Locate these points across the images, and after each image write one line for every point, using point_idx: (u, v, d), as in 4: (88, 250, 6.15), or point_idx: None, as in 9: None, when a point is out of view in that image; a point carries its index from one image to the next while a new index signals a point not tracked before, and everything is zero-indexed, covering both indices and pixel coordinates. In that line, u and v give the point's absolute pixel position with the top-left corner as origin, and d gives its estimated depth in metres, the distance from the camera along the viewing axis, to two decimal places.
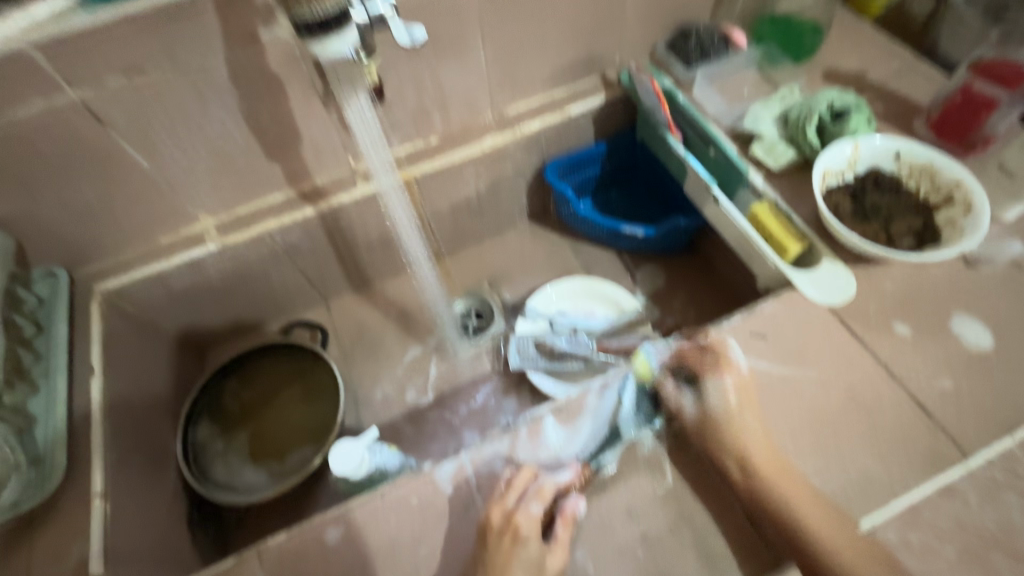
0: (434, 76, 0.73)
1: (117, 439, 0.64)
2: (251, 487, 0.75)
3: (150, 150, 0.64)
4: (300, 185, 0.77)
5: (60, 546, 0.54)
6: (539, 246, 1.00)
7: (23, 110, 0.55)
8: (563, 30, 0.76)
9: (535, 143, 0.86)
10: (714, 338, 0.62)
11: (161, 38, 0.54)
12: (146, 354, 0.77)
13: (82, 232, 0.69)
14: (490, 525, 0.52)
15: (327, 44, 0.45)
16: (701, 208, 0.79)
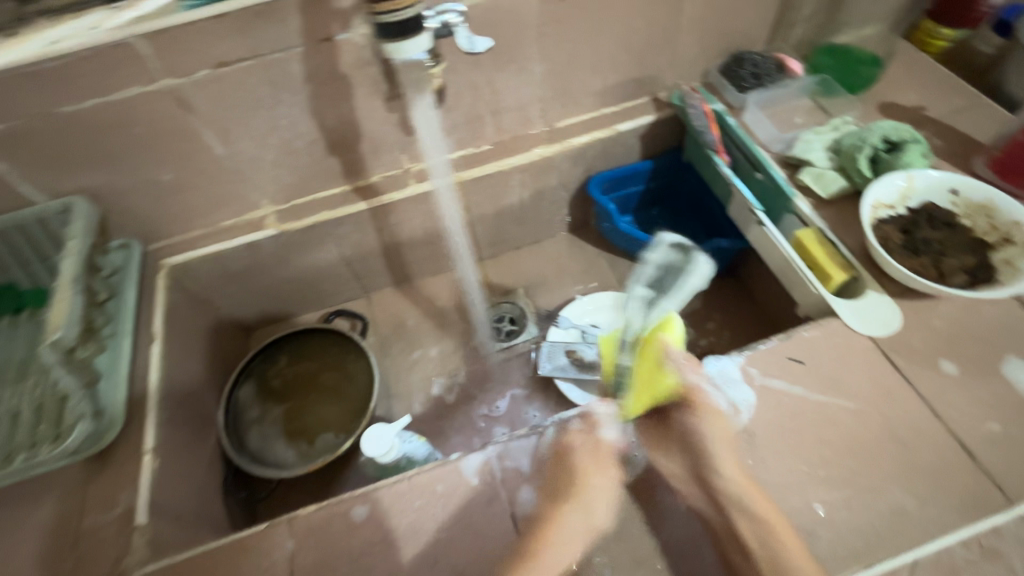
0: (491, 85, 0.76)
1: (168, 403, 0.68)
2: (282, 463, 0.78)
3: (225, 138, 0.69)
4: (355, 181, 0.81)
5: (111, 496, 0.58)
6: (577, 258, 1.01)
7: (123, 93, 0.60)
8: (619, 50, 0.78)
9: (582, 157, 0.88)
10: (748, 359, 0.61)
11: (248, 35, 0.59)
12: (200, 328, 0.82)
13: (157, 210, 0.74)
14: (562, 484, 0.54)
15: (402, 47, 0.48)
16: (744, 231, 0.80)
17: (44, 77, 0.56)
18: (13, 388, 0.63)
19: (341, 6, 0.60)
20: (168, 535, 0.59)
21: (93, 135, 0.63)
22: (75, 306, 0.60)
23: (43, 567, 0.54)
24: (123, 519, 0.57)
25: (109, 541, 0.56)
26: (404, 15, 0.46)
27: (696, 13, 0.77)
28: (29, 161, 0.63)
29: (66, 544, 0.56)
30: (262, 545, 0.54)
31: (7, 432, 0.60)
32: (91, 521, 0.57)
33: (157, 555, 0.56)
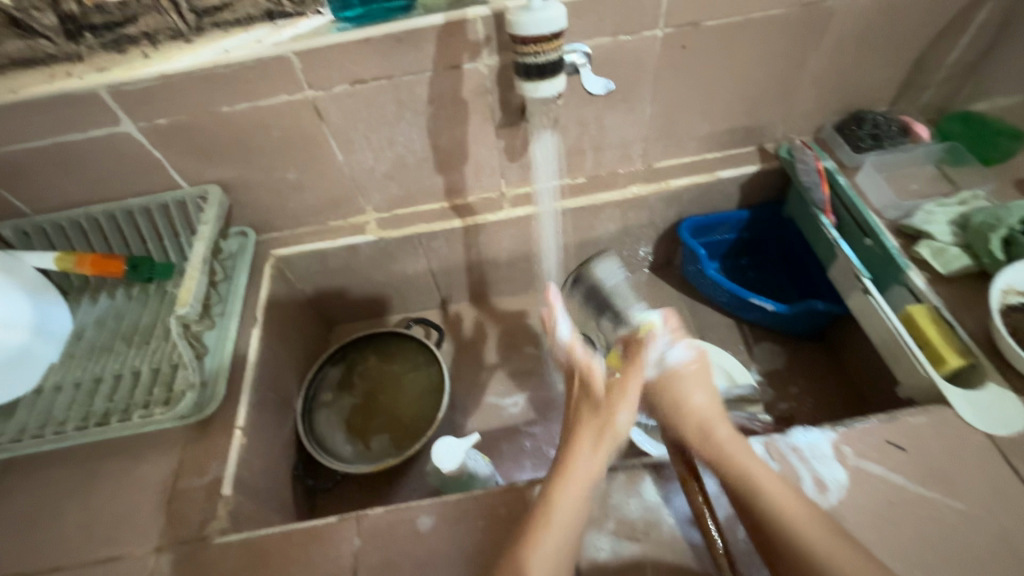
0: (599, 122, 0.77)
1: (260, 383, 0.73)
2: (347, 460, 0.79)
3: (347, 148, 0.74)
4: (454, 199, 0.85)
5: (203, 463, 0.63)
6: (655, 299, 1.00)
7: (270, 100, 0.66)
8: (733, 98, 0.77)
9: (677, 199, 0.88)
10: (842, 436, 0.58)
11: (387, 58, 0.64)
12: (293, 317, 0.87)
13: (276, 205, 0.81)
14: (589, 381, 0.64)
15: (538, 87, 0.49)
16: (844, 296, 0.76)
17: (211, 81, 0.63)
18: (137, 350, 0.70)
19: (474, 38, 0.63)
20: (245, 509, 0.63)
21: (238, 134, 0.70)
22: (200, 286, 0.66)
23: (140, 518, 0.60)
24: (211, 486, 0.61)
25: (196, 504, 0.60)
26: (546, 59, 0.48)
27: (819, 69, 0.75)
28: (182, 151, 0.71)
29: (160, 501, 0.61)
30: (331, 535, 0.57)
31: (127, 389, 0.67)
32: (183, 483, 0.62)
33: (235, 526, 0.60)
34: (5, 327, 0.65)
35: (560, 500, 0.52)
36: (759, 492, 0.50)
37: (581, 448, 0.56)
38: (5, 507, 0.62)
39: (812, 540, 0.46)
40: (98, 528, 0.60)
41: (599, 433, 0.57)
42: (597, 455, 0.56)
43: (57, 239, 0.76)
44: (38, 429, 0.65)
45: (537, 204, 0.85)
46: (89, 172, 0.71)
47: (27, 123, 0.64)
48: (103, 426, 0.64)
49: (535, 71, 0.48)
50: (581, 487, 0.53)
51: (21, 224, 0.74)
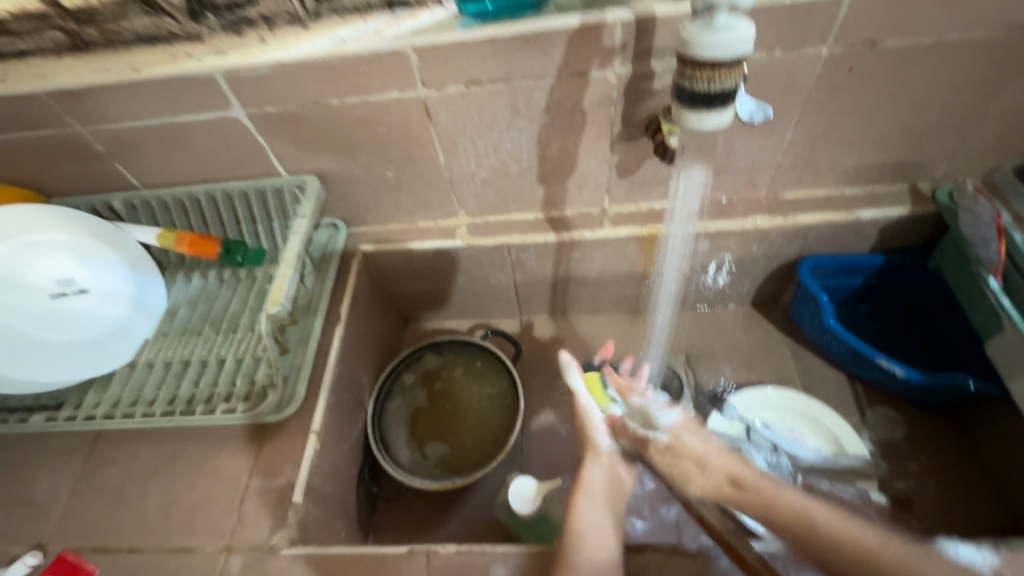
0: (728, 144, 0.68)
1: (338, 385, 0.71)
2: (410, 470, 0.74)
3: (451, 151, 0.70)
4: (551, 211, 0.79)
5: (279, 465, 0.62)
6: (753, 339, 0.90)
7: (381, 96, 0.63)
8: (894, 130, 0.66)
9: (801, 236, 0.77)
10: (1007, 561, 0.48)
11: (508, 61, 0.58)
12: (372, 313, 0.85)
13: (368, 200, 0.78)
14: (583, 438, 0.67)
15: (705, 118, 0.45)
16: (1006, 377, 0.64)
17: (325, 73, 0.60)
18: (224, 337, 0.70)
19: (610, 44, 0.56)
20: (314, 517, 0.61)
21: (343, 128, 0.67)
22: (291, 284, 0.64)
23: (215, 512, 0.60)
24: (285, 491, 0.60)
25: (269, 507, 0.59)
26: (718, 86, 0.43)
27: (1014, 105, 0.62)
28: (287, 141, 0.69)
29: (235, 498, 0.60)
30: (400, 567, 0.54)
31: (213, 377, 0.67)
32: (258, 482, 0.61)
33: (303, 536, 0.58)
34: (106, 300, 0.67)
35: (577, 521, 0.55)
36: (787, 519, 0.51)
37: (589, 499, 0.59)
38: (94, 478, 0.64)
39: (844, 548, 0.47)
40: (175, 515, 0.60)
41: (600, 491, 0.60)
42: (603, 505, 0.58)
43: (161, 216, 0.77)
44: (129, 406, 0.65)
45: (666, 223, 0.76)
46: (197, 152, 0.71)
47: (148, 101, 0.64)
48: (188, 413, 0.64)
49: (703, 101, 0.44)
50: (593, 526, 0.55)
51: (131, 197, 0.75)
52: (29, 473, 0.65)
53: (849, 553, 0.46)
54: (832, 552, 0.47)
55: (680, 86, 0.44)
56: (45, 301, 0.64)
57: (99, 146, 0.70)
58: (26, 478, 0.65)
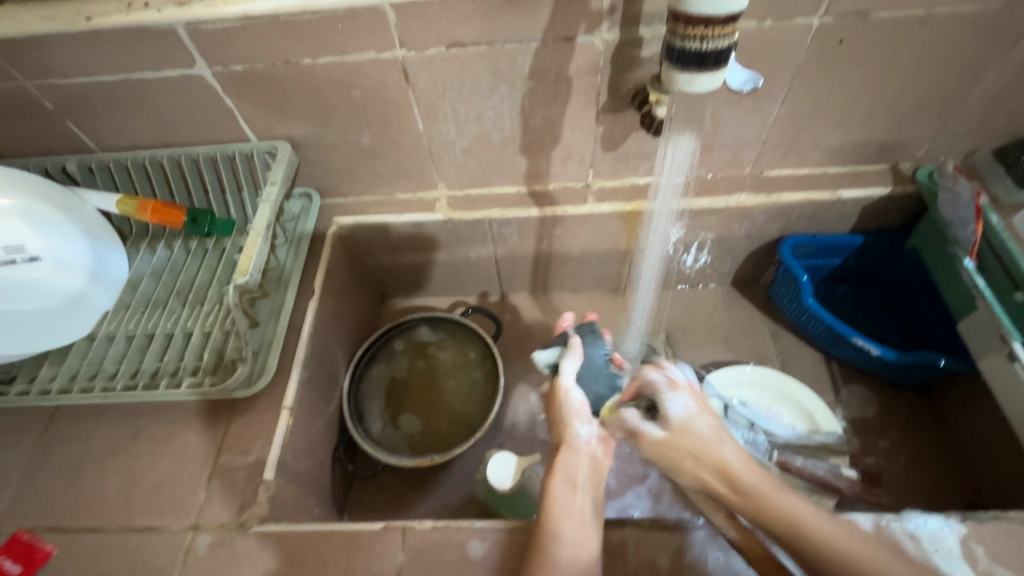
0: (715, 118, 0.67)
1: (312, 360, 0.69)
2: (383, 444, 0.73)
3: (430, 118, 0.67)
4: (533, 184, 0.77)
5: (248, 441, 0.60)
6: (733, 317, 0.91)
7: (357, 56, 0.59)
8: (880, 107, 0.65)
9: (784, 215, 0.77)
10: (973, 531, 0.49)
11: (491, 21, 0.56)
12: (348, 288, 0.82)
13: (344, 169, 0.75)
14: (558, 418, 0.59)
15: (697, 80, 0.43)
16: (977, 355, 0.65)
17: (296, 29, 0.57)
18: (190, 310, 0.67)
19: (598, 7, 0.54)
20: (286, 495, 0.60)
21: (316, 90, 0.63)
22: (260, 254, 0.61)
23: (180, 490, 0.57)
24: (255, 468, 0.58)
25: (239, 484, 0.57)
26: (711, 46, 0.41)
27: (997, 84, 0.62)
28: (256, 103, 0.65)
29: (202, 475, 0.58)
30: (375, 545, 0.53)
31: (178, 350, 0.64)
32: (228, 459, 0.59)
33: (274, 514, 0.57)
34: (61, 269, 0.63)
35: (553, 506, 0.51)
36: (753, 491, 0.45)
37: (566, 486, 0.52)
38: (52, 455, 0.61)
39: None
40: (139, 493, 0.57)
41: (574, 471, 0.54)
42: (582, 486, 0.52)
43: (121, 180, 0.72)
44: (87, 380, 0.62)
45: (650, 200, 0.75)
46: (158, 113, 0.66)
47: (101, 55, 0.59)
48: (151, 387, 0.61)
49: (695, 61, 0.42)
50: (570, 517, 0.49)
51: (87, 159, 0.71)
52: None
53: None
54: None
55: (671, 46, 0.42)
56: None
57: (49, 103, 0.65)
58: None
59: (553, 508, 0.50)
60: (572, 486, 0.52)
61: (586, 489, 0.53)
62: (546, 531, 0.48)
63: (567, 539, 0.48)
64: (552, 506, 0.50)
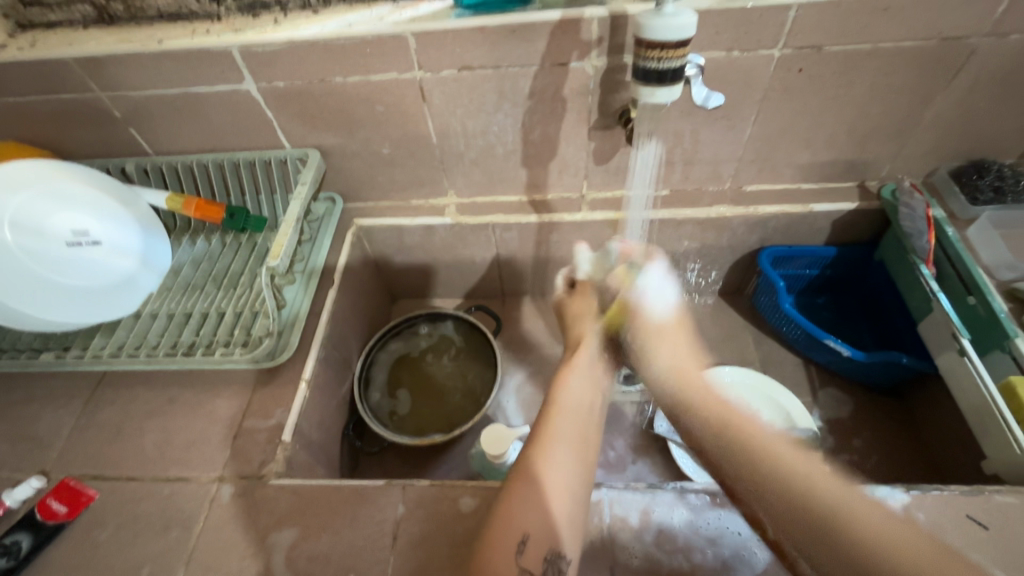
0: (694, 136, 0.75)
1: (328, 342, 0.76)
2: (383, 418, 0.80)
3: (442, 131, 0.76)
4: (534, 194, 0.86)
5: (270, 408, 0.67)
6: (719, 324, 0.97)
7: (381, 77, 0.69)
8: (842, 129, 0.73)
9: (762, 226, 0.84)
10: (915, 500, 0.53)
11: (496, 48, 0.65)
12: (363, 284, 0.91)
13: (366, 176, 0.84)
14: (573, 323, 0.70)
15: (656, 93, 0.52)
16: (935, 353, 0.71)
17: (331, 52, 0.67)
18: (225, 293, 0.75)
19: (587, 38, 0.63)
20: (300, 458, 0.66)
21: (344, 105, 0.73)
22: (290, 243, 0.69)
23: (208, 448, 0.64)
24: (274, 431, 0.65)
25: (259, 444, 0.64)
26: (666, 66, 0.50)
27: (944, 111, 0.70)
28: (292, 115, 0.75)
29: (229, 435, 0.65)
30: (378, 498, 0.59)
31: (212, 326, 0.72)
32: (251, 422, 0.66)
33: (289, 472, 0.63)
34: (116, 252, 0.72)
35: (562, 401, 0.58)
36: (774, 471, 0.47)
37: (574, 382, 0.60)
38: (97, 415, 0.68)
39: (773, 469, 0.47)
40: (172, 449, 0.65)
41: (587, 375, 0.61)
42: (589, 382, 0.60)
43: (170, 180, 0.83)
44: (133, 348, 0.71)
45: (626, 209, 0.84)
46: (208, 122, 0.77)
47: (165, 70, 0.70)
48: (188, 355, 0.69)
49: (655, 77, 0.51)
50: (574, 411, 0.56)
51: (143, 162, 0.81)
52: (32, 411, 0.69)
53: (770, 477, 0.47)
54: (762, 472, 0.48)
55: (635, 65, 0.52)
56: (61, 248, 0.68)
57: (117, 112, 0.76)
58: (32, 414, 0.69)
59: (560, 405, 0.57)
60: (580, 385, 0.60)
61: (591, 390, 0.60)
62: (551, 419, 0.55)
63: (568, 429, 0.54)
64: (558, 397, 0.58)
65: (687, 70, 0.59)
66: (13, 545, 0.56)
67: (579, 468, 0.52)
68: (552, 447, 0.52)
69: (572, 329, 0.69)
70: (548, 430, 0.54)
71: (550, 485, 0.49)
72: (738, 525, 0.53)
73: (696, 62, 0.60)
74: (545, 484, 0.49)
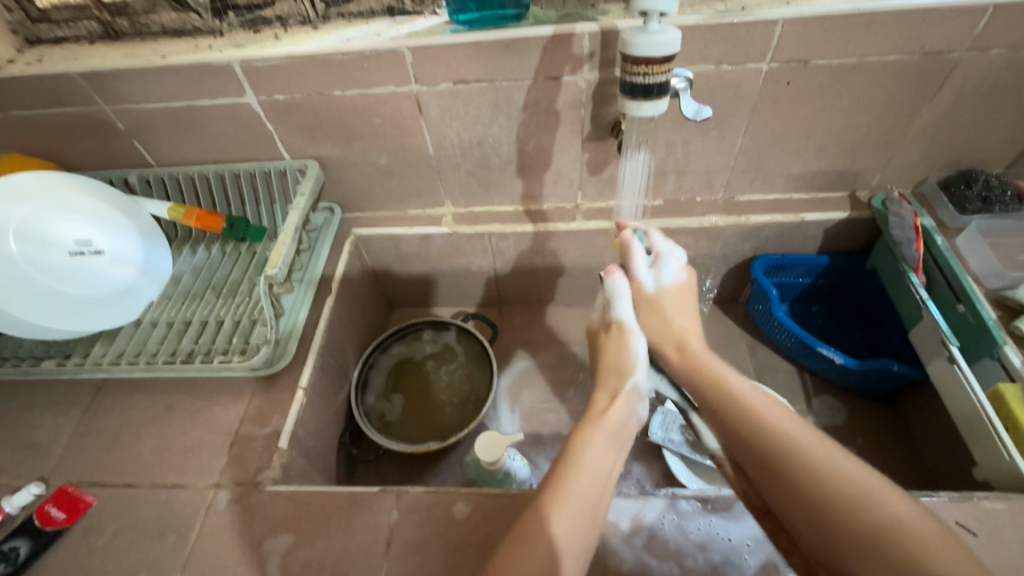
0: (686, 147, 0.77)
1: (325, 350, 0.77)
2: (380, 427, 0.81)
3: (439, 142, 0.78)
4: (529, 204, 0.87)
5: (267, 415, 0.68)
6: (714, 332, 0.98)
7: (379, 90, 0.71)
8: (831, 140, 0.75)
9: (754, 235, 0.85)
10: None
11: (491, 63, 0.67)
12: (360, 292, 0.92)
13: (364, 186, 0.86)
14: (614, 354, 0.60)
15: (642, 106, 0.54)
16: (926, 361, 0.71)
17: (329, 66, 0.68)
18: (224, 301, 0.77)
19: (578, 52, 0.65)
20: (296, 465, 0.67)
21: (343, 118, 0.75)
22: (288, 252, 0.70)
23: (205, 455, 0.65)
24: (271, 438, 0.66)
25: (256, 451, 0.65)
26: (652, 80, 0.52)
27: (931, 122, 0.71)
28: (292, 127, 0.77)
29: (226, 442, 0.66)
30: (372, 505, 0.60)
31: (211, 334, 0.73)
32: (249, 429, 0.67)
33: (285, 478, 0.64)
34: (117, 262, 0.73)
35: (580, 455, 0.51)
36: (768, 423, 0.49)
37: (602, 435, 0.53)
38: (96, 423, 0.69)
39: (758, 416, 0.50)
40: (170, 456, 0.65)
41: (615, 431, 0.54)
42: (614, 445, 0.52)
43: (171, 190, 0.84)
44: (133, 356, 0.72)
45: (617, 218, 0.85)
46: (209, 134, 0.78)
47: (168, 84, 0.71)
48: (187, 363, 0.70)
49: (641, 91, 0.53)
50: (595, 478, 0.49)
51: (145, 173, 0.83)
52: (32, 418, 0.70)
53: (764, 427, 0.48)
54: (753, 424, 0.49)
55: (622, 80, 0.54)
56: (64, 257, 0.69)
57: (121, 124, 0.77)
58: (32, 422, 0.70)
59: (580, 464, 0.50)
60: (605, 441, 0.52)
61: (617, 449, 0.53)
62: (566, 482, 0.49)
63: (584, 495, 0.48)
64: (583, 450, 0.51)
65: (674, 83, 0.60)
66: (12, 551, 0.57)
67: (589, 547, 0.46)
68: (562, 510, 0.47)
69: (603, 365, 0.61)
70: (564, 488, 0.48)
71: (557, 551, 0.44)
72: (730, 531, 0.53)
73: (684, 75, 0.61)
74: (558, 540, 0.45)
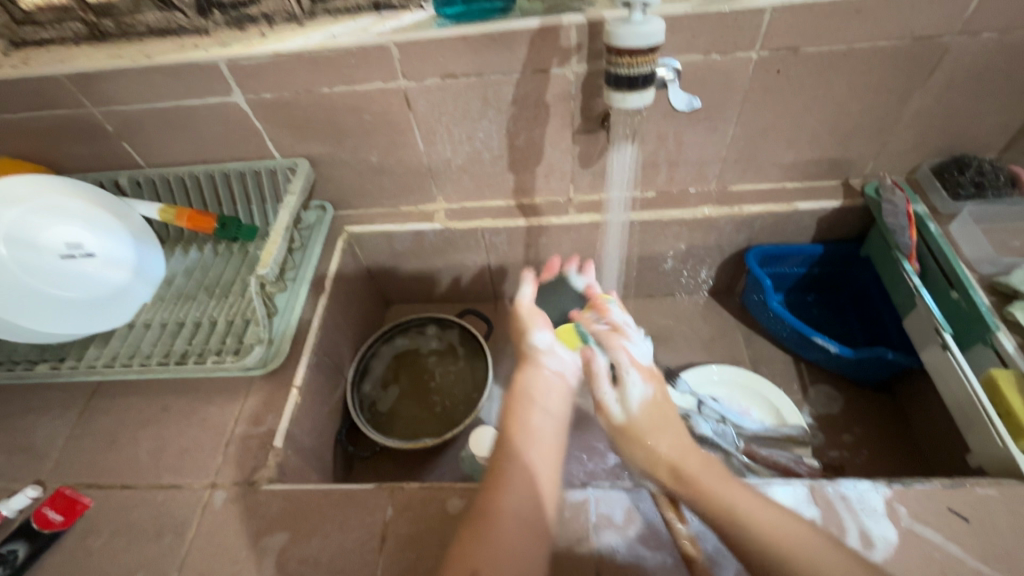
0: (677, 138, 0.76)
1: (319, 348, 0.77)
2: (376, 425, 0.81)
3: (429, 138, 0.77)
4: (521, 198, 0.87)
5: (262, 414, 0.68)
6: (710, 323, 0.98)
7: (367, 86, 0.70)
8: (823, 128, 0.74)
9: (748, 225, 0.85)
10: (897, 494, 0.54)
11: (479, 56, 0.66)
12: (354, 290, 0.92)
13: (355, 183, 0.85)
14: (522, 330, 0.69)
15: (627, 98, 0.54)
16: (920, 348, 0.71)
17: (316, 63, 0.68)
18: (217, 302, 0.77)
19: (567, 44, 0.65)
20: (292, 463, 0.67)
21: (332, 115, 0.75)
22: (280, 251, 0.70)
23: (201, 454, 0.65)
24: (266, 437, 0.66)
25: (251, 450, 0.65)
26: (637, 72, 0.52)
27: (923, 108, 0.71)
28: (281, 125, 0.76)
29: (221, 442, 0.66)
30: (368, 501, 0.60)
31: (205, 335, 0.73)
32: (244, 428, 0.67)
33: (281, 477, 0.64)
34: (109, 265, 0.73)
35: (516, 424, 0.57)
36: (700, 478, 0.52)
37: (536, 365, 0.65)
38: (92, 425, 0.69)
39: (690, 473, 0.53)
40: (166, 457, 0.66)
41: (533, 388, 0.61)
42: (541, 405, 0.59)
43: (163, 192, 0.84)
44: (127, 358, 0.72)
45: (607, 212, 0.85)
46: (198, 134, 0.78)
47: (154, 85, 0.71)
48: (181, 364, 0.70)
49: (625, 83, 0.53)
50: (532, 437, 0.56)
51: (136, 174, 0.83)
52: (29, 421, 0.70)
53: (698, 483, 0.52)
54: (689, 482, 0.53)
55: (606, 72, 0.54)
56: (55, 261, 0.69)
57: (110, 126, 0.77)
58: (29, 425, 0.70)
59: (515, 431, 0.56)
60: (531, 403, 0.59)
61: (545, 408, 0.59)
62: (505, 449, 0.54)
63: (518, 452, 0.54)
64: (523, 386, 0.62)
65: (660, 74, 0.60)
66: (10, 553, 0.57)
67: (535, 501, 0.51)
68: (504, 474, 0.52)
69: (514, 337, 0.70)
70: (512, 429, 0.57)
71: (505, 511, 0.49)
72: None
73: (671, 66, 0.61)
74: (515, 501, 0.50)
